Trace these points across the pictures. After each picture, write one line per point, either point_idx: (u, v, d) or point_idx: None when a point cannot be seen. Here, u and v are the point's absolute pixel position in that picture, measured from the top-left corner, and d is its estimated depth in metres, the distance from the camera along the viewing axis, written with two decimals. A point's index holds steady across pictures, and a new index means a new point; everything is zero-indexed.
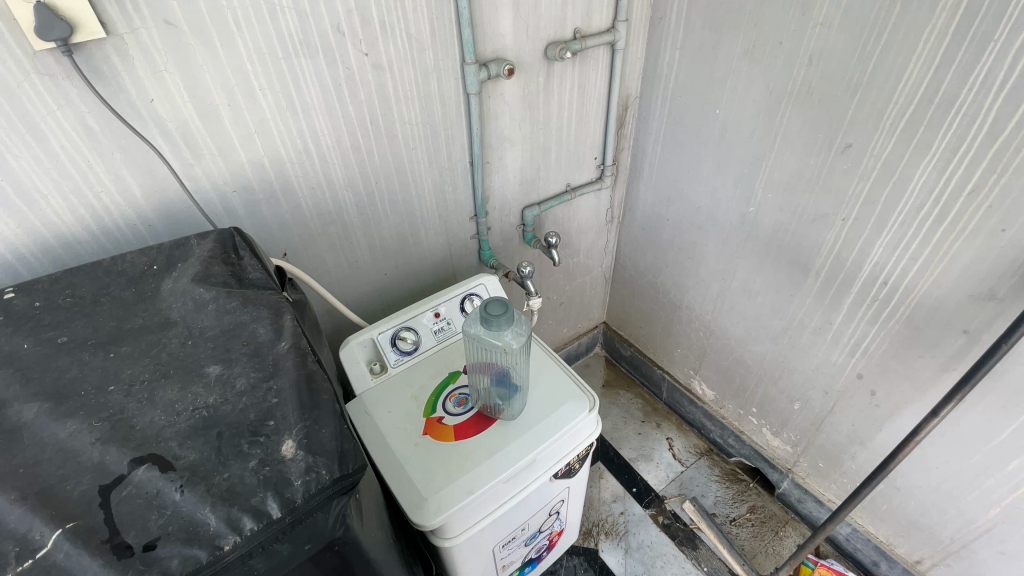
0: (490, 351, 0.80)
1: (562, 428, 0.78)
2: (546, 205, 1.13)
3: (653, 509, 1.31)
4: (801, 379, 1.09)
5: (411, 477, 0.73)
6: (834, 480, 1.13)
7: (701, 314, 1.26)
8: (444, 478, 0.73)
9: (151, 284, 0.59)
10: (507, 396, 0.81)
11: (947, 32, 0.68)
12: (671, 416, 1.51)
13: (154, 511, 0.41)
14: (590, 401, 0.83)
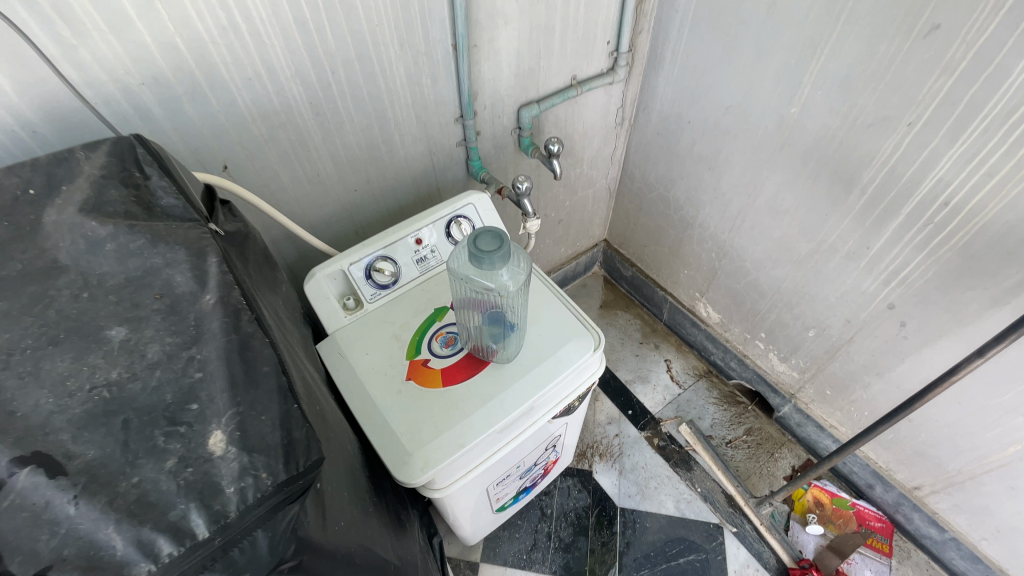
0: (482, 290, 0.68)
1: (563, 372, 0.69)
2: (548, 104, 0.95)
3: (648, 432, 1.27)
4: (822, 307, 1.00)
5: (393, 430, 0.64)
6: (839, 408, 1.09)
7: (716, 233, 1.13)
8: (431, 430, 0.64)
9: (28, 216, 0.42)
10: (502, 340, 0.70)
11: None
12: (670, 337, 1.43)
13: (41, 531, 0.29)
14: (595, 340, 0.72)
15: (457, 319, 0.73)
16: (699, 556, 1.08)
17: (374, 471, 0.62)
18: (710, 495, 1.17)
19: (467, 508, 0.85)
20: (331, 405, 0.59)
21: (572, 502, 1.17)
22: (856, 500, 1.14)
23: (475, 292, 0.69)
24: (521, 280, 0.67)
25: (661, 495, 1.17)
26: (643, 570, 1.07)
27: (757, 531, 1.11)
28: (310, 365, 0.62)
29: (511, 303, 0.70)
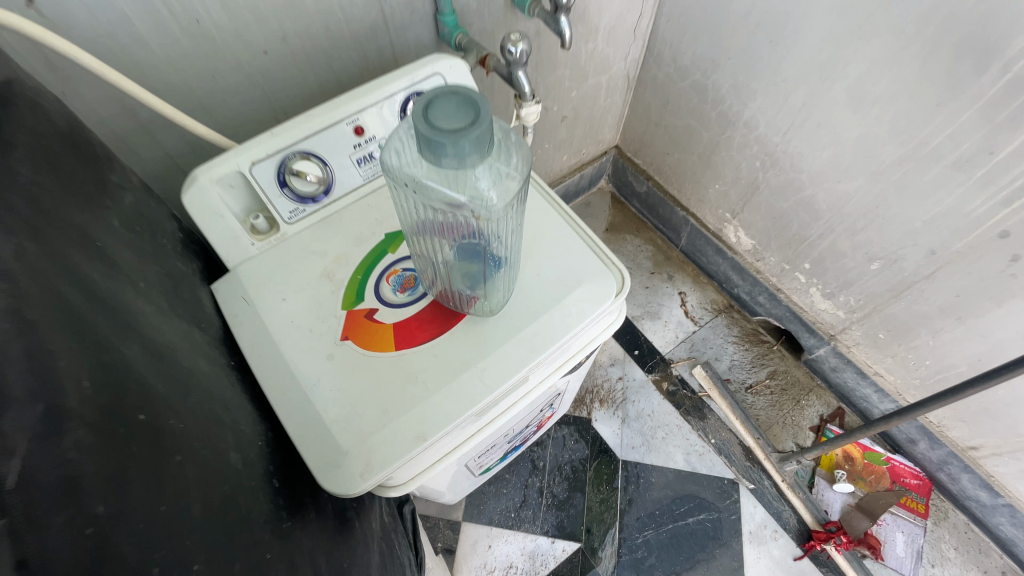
0: (445, 213, 0.42)
1: (573, 329, 0.48)
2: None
3: (657, 375, 1.08)
4: (899, 234, 0.78)
5: (320, 416, 0.43)
6: (892, 355, 0.90)
7: (766, 135, 0.87)
8: (378, 415, 0.43)
9: None
10: (485, 283, 0.47)
11: None
12: (686, 266, 1.21)
13: None
14: (618, 281, 0.50)
15: (413, 247, 0.48)
16: (710, 516, 0.95)
17: (291, 476, 0.42)
18: (725, 447, 1.01)
19: (440, 485, 0.67)
20: (209, 392, 0.37)
21: (568, 454, 1.00)
22: (891, 455, 1.00)
23: (433, 216, 0.42)
24: (511, 196, 0.40)
25: (670, 447, 1.01)
26: (647, 531, 0.94)
27: (777, 488, 0.97)
28: (178, 325, 0.39)
29: (495, 229, 0.44)
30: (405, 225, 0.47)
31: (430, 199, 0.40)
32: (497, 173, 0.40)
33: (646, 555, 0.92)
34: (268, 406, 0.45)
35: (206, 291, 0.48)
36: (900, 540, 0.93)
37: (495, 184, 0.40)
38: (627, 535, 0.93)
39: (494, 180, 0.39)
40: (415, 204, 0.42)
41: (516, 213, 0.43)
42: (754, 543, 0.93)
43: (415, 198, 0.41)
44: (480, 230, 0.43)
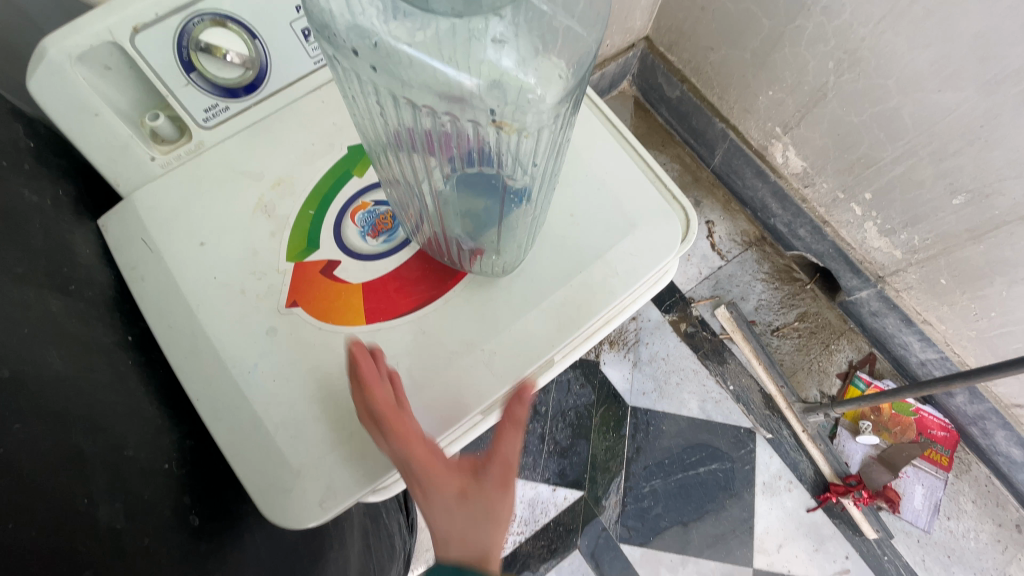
0: (440, 118, 0.28)
1: (618, 296, 0.41)
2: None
3: (674, 315, 0.97)
4: (1001, 164, 0.62)
5: (263, 386, 0.37)
6: (949, 303, 0.79)
7: (847, 24, 0.67)
8: (336, 399, 0.37)
9: None
10: (492, 229, 0.36)
11: None
12: (716, 190, 1.06)
13: None
14: (682, 232, 0.43)
15: (385, 171, 0.36)
16: (722, 466, 0.89)
17: (204, 479, 0.35)
18: (744, 394, 0.93)
19: None
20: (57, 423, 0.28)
21: (573, 399, 0.91)
22: (920, 406, 0.91)
23: (420, 124, 0.29)
24: (560, 90, 0.26)
25: (684, 393, 0.93)
26: (654, 480, 0.88)
27: (796, 438, 0.90)
28: (7, 310, 0.30)
29: (523, 150, 0.30)
30: (371, 140, 0.34)
31: (413, 90, 0.26)
32: (531, 47, 0.26)
33: (652, 505, 0.86)
34: (174, 381, 0.38)
35: (88, 231, 0.40)
36: (920, 493, 0.88)
37: (528, 67, 0.26)
38: (633, 484, 0.87)
39: (526, 59, 0.26)
40: (389, 105, 0.28)
41: (560, 127, 0.30)
42: (767, 494, 0.87)
43: (386, 95, 0.27)
44: (496, 148, 0.30)
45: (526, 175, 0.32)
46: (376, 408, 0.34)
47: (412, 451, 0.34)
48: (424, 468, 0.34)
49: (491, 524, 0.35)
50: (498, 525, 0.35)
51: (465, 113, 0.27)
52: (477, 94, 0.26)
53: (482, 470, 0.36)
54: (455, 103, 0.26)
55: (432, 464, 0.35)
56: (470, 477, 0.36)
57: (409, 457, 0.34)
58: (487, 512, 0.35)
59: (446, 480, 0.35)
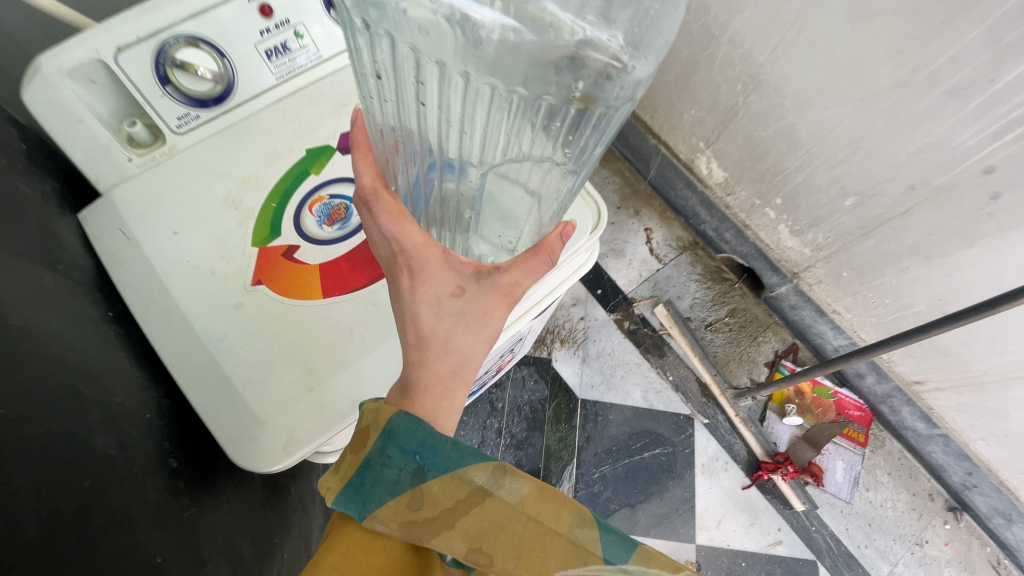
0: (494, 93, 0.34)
1: None
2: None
3: (619, 314, 1.05)
4: (880, 167, 0.73)
5: (230, 350, 0.42)
6: (853, 293, 0.90)
7: (751, 53, 0.78)
8: (297, 362, 0.43)
9: None
10: (509, 208, 0.43)
11: None
12: (653, 200, 1.16)
13: None
14: (594, 218, 0.51)
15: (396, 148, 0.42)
16: (665, 450, 0.96)
17: (179, 428, 0.41)
18: (682, 384, 1.01)
19: None
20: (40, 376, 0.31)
21: (528, 394, 0.97)
22: (838, 388, 1.02)
23: (477, 96, 0.34)
24: (632, 63, 0.30)
25: (628, 385, 1.00)
26: (603, 466, 0.94)
27: (730, 422, 0.98)
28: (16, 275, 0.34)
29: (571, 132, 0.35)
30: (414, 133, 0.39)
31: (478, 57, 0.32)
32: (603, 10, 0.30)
33: (602, 489, 0.92)
34: None
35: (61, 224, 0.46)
36: (841, 468, 0.98)
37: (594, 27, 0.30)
38: (584, 471, 0.93)
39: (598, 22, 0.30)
40: (438, 81, 0.33)
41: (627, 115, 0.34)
42: (706, 474, 0.95)
43: (435, 68, 0.32)
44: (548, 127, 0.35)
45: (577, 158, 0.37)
46: (360, 187, 0.40)
47: (405, 234, 0.40)
48: (416, 250, 0.40)
49: (481, 328, 0.41)
50: (485, 326, 0.41)
51: (526, 81, 0.32)
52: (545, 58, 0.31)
53: (483, 275, 0.41)
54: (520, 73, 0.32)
55: (427, 253, 0.41)
56: (468, 278, 0.41)
57: (400, 238, 0.40)
58: (479, 310, 0.41)
59: (445, 273, 0.41)
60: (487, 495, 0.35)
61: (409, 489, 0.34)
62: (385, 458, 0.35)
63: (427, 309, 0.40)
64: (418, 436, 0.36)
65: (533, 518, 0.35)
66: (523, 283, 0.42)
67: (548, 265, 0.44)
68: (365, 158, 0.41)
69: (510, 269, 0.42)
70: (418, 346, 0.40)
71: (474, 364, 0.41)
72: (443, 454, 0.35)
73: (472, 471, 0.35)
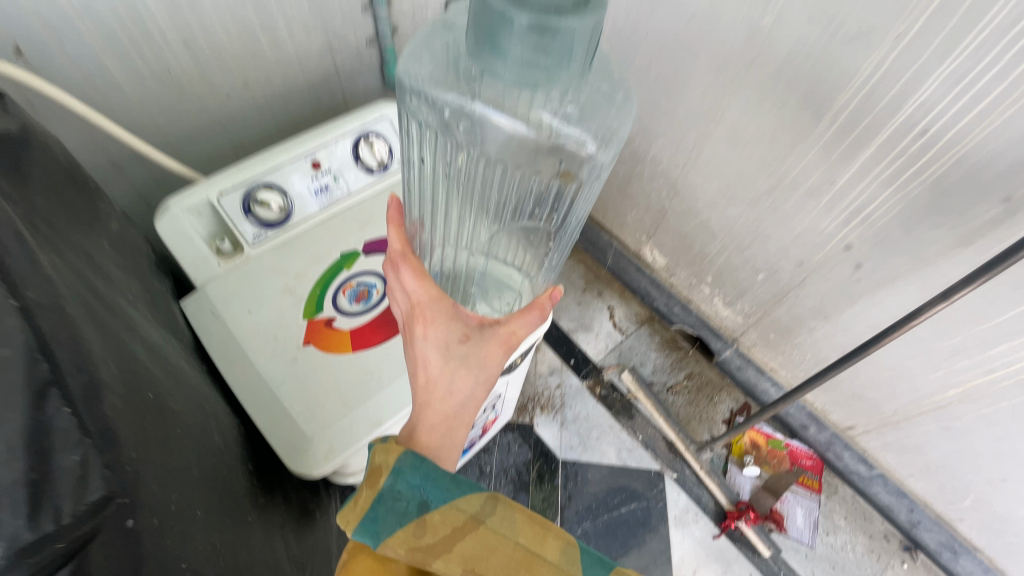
0: (509, 168, 0.57)
1: None
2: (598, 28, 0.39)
3: (590, 381, 1.20)
4: (774, 248, 0.93)
5: (278, 412, 0.50)
6: (781, 352, 1.06)
7: (668, 169, 1.02)
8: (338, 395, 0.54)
9: None
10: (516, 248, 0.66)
11: None
12: (613, 283, 1.36)
13: None
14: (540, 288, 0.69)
15: (431, 219, 0.64)
16: (640, 504, 1.06)
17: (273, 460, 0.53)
18: (651, 442, 1.13)
19: None
20: (194, 384, 0.44)
21: (513, 457, 1.08)
22: (789, 440, 1.16)
23: (498, 169, 0.57)
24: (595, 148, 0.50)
25: (603, 445, 1.12)
26: (585, 523, 1.03)
27: (696, 475, 1.09)
28: (169, 321, 0.49)
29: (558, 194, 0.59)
30: (455, 201, 0.62)
31: (493, 147, 0.54)
32: (581, 116, 0.48)
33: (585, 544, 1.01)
34: None
35: None
36: (800, 513, 1.08)
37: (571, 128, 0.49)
38: (568, 528, 1.02)
39: (577, 122, 0.49)
40: (470, 163, 0.57)
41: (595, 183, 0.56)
42: (678, 526, 1.05)
43: (468, 155, 0.56)
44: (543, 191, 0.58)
45: (563, 205, 0.60)
46: (390, 249, 0.49)
47: (423, 290, 0.48)
48: (433, 302, 0.47)
49: (481, 370, 0.46)
50: (485, 371, 0.46)
51: (529, 161, 0.55)
52: (538, 146, 0.52)
53: (485, 327, 0.47)
54: (526, 152, 0.54)
55: (439, 306, 0.47)
56: (473, 329, 0.47)
57: (419, 293, 0.48)
58: (481, 356, 0.46)
59: (453, 324, 0.47)
60: (486, 521, 0.34)
61: (415, 519, 0.33)
62: (395, 492, 0.34)
63: (436, 353, 0.46)
64: (423, 471, 0.36)
65: (531, 551, 0.33)
66: (519, 332, 0.47)
67: (541, 319, 0.47)
68: (393, 226, 0.50)
69: (508, 321, 0.47)
70: (426, 388, 0.45)
71: (473, 402, 0.46)
72: (450, 486, 0.35)
73: (475, 504, 0.34)
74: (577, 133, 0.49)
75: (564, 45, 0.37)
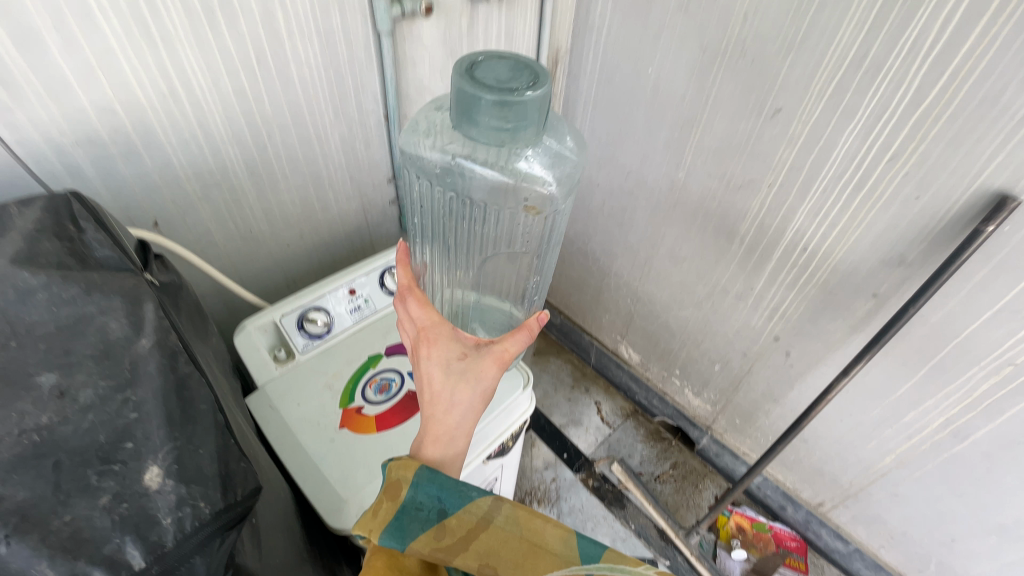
0: (493, 207, 0.77)
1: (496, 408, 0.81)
2: (545, 100, 0.53)
3: (583, 473, 1.31)
4: (722, 342, 1.12)
5: (320, 479, 0.65)
6: (748, 435, 1.19)
7: (630, 281, 1.24)
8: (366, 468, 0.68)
9: (127, 361, 0.42)
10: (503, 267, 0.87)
11: (867, 20, 0.66)
12: (598, 380, 1.52)
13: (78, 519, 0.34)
14: (524, 379, 0.86)
15: (435, 255, 0.83)
16: None
17: (318, 527, 0.66)
18: (643, 530, 1.21)
19: None
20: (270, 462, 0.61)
21: None
22: (773, 523, 1.23)
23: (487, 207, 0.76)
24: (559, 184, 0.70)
25: (598, 535, 1.20)
26: None
27: (688, 561, 1.15)
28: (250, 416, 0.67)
29: (533, 228, 0.81)
30: (453, 238, 0.81)
31: (483, 194, 0.73)
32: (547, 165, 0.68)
33: None
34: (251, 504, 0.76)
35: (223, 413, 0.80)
36: None
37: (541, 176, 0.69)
38: None
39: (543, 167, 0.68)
40: (466, 206, 0.76)
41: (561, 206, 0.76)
42: None
43: (464, 201, 0.75)
44: (520, 223, 0.79)
45: (537, 230, 0.81)
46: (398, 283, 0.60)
47: (425, 315, 0.59)
48: (435, 326, 0.58)
49: (477, 381, 0.55)
50: (480, 383, 0.55)
51: (509, 202, 0.75)
52: (518, 193, 0.72)
53: (480, 346, 0.57)
54: (508, 196, 0.73)
55: (440, 329, 0.58)
56: (469, 347, 0.57)
57: (422, 317, 0.59)
58: (476, 369, 0.55)
59: (453, 345, 0.57)
60: (493, 521, 0.46)
61: (435, 523, 0.45)
62: (417, 504, 0.47)
63: (439, 368, 0.55)
64: (438, 483, 0.48)
65: (523, 534, 0.45)
66: (511, 349, 0.56)
67: (530, 339, 0.57)
68: (403, 267, 0.62)
69: (499, 341, 0.57)
70: (432, 400, 0.55)
71: (472, 409, 0.55)
72: (458, 495, 0.47)
73: (477, 506, 0.46)
74: (542, 175, 0.68)
75: (521, 113, 0.51)
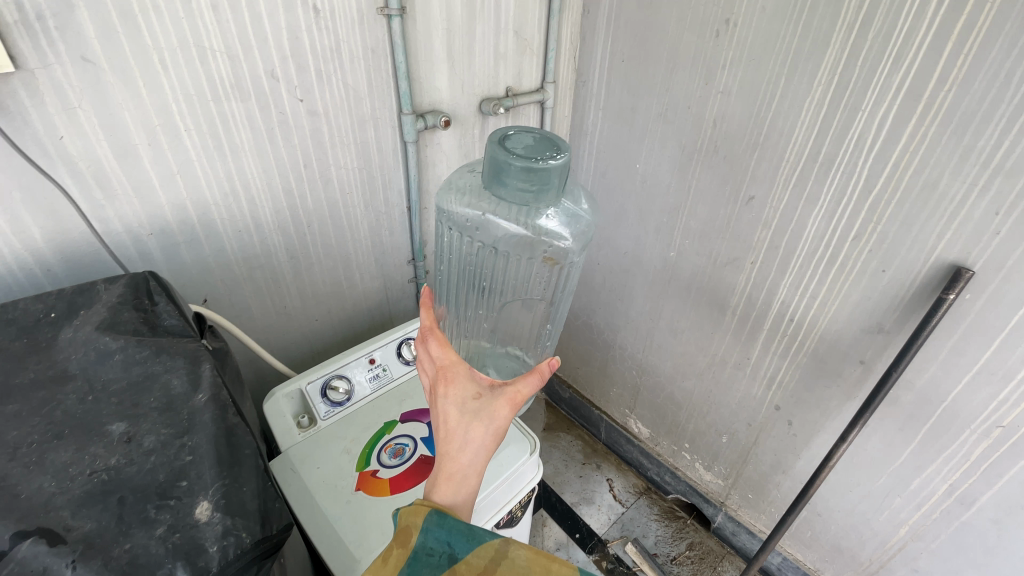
0: (511, 257, 0.86)
1: (505, 472, 0.84)
2: (564, 168, 0.64)
3: (596, 555, 1.27)
4: (727, 413, 1.14)
5: (336, 540, 0.68)
6: (762, 511, 1.17)
7: (634, 354, 1.30)
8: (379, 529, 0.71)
9: (185, 413, 0.49)
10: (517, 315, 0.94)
11: (815, 123, 0.78)
12: (610, 456, 1.52)
13: (137, 546, 0.40)
14: (532, 444, 0.90)
15: (455, 297, 0.92)
16: None
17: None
18: None
19: None
20: None
21: None
22: None
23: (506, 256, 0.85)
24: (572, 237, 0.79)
25: None
26: None
27: None
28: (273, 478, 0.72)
29: (546, 279, 0.89)
30: (473, 284, 0.90)
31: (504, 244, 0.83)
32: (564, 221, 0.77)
33: None
34: None
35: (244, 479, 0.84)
36: None
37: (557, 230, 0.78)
38: None
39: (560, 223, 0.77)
40: (488, 254, 0.86)
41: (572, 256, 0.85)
42: None
43: (487, 249, 0.85)
44: (535, 272, 0.88)
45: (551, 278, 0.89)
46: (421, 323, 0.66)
47: (445, 354, 0.65)
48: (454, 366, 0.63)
49: (490, 421, 0.60)
50: (493, 424, 0.60)
51: (527, 252, 0.84)
52: (536, 243, 0.81)
53: (493, 388, 0.62)
54: (526, 247, 0.83)
55: (457, 370, 0.63)
56: (484, 388, 0.62)
57: (442, 356, 0.65)
58: (490, 410, 0.60)
59: (469, 386, 0.62)
60: (500, 563, 0.49)
61: (446, 567, 0.48)
62: (428, 550, 0.50)
63: (457, 406, 0.61)
64: (446, 527, 0.52)
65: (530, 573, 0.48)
66: (523, 392, 0.61)
67: (540, 382, 0.62)
68: (425, 310, 0.69)
69: (512, 384, 0.62)
70: (446, 437, 0.60)
71: (484, 449, 0.60)
72: (466, 539, 0.51)
73: (484, 549, 0.50)
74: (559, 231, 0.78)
75: (545, 177, 0.61)
